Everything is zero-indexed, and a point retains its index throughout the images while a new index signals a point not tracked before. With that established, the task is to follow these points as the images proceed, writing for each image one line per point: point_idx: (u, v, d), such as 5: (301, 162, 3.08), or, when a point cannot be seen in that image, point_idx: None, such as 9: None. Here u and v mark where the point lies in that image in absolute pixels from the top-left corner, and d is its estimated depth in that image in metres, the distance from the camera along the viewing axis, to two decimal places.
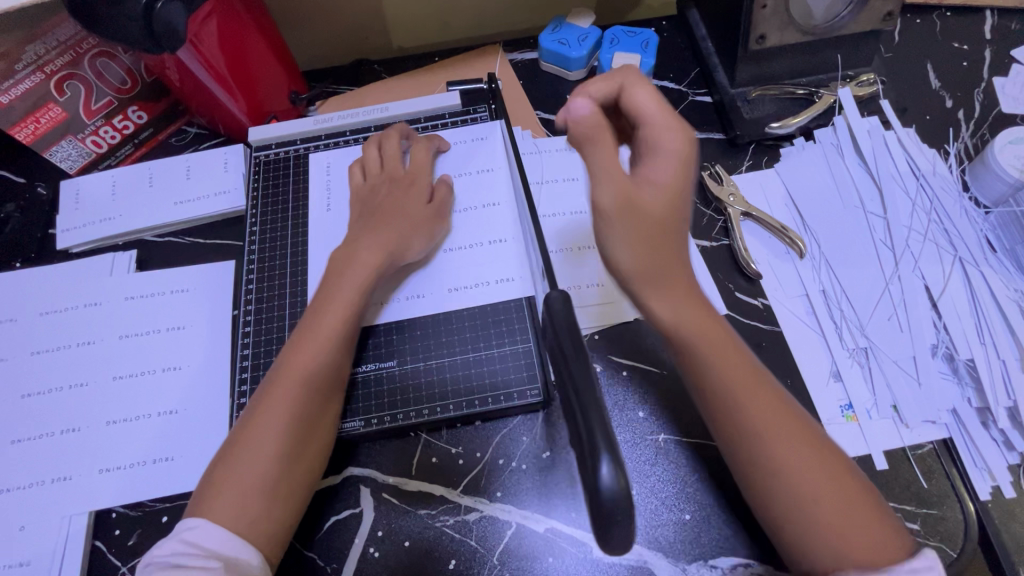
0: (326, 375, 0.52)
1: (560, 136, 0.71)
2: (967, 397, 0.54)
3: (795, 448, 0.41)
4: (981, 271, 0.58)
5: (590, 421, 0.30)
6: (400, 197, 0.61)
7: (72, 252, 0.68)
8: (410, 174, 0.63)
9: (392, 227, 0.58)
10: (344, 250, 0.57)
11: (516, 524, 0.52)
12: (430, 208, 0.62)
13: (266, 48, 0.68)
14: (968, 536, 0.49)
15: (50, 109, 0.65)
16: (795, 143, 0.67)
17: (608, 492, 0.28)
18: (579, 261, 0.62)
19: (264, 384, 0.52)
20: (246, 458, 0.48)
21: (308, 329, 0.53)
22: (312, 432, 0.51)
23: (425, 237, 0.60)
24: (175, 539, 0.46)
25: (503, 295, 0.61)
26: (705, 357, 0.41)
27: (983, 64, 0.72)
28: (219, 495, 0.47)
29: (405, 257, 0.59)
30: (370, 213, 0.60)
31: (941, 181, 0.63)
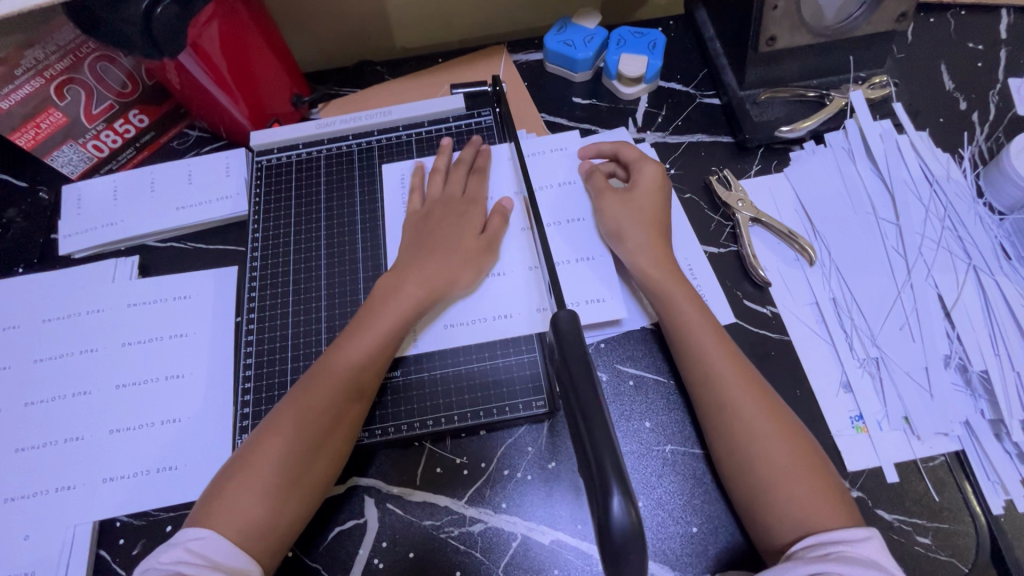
0: (357, 389, 0.53)
1: (560, 135, 0.70)
2: (980, 410, 0.53)
3: (771, 436, 0.48)
4: (996, 280, 0.56)
5: (598, 451, 0.31)
6: (452, 227, 0.62)
7: (74, 257, 0.68)
8: (464, 204, 0.63)
9: (441, 256, 0.59)
10: (393, 276, 0.59)
11: (521, 536, 0.52)
12: (481, 240, 0.61)
13: (268, 51, 0.67)
14: (980, 550, 0.48)
15: (50, 114, 0.64)
16: (805, 147, 0.66)
17: (619, 527, 0.29)
18: (581, 268, 0.61)
19: (288, 397, 0.53)
20: (259, 469, 0.49)
21: (344, 345, 0.54)
22: (328, 445, 0.51)
23: (474, 269, 0.60)
24: (179, 547, 0.46)
25: (503, 324, 0.59)
26: (698, 353, 0.53)
27: (998, 65, 0.71)
28: (227, 505, 0.48)
29: (450, 291, 0.58)
30: (421, 238, 0.61)
31: (955, 187, 0.61)
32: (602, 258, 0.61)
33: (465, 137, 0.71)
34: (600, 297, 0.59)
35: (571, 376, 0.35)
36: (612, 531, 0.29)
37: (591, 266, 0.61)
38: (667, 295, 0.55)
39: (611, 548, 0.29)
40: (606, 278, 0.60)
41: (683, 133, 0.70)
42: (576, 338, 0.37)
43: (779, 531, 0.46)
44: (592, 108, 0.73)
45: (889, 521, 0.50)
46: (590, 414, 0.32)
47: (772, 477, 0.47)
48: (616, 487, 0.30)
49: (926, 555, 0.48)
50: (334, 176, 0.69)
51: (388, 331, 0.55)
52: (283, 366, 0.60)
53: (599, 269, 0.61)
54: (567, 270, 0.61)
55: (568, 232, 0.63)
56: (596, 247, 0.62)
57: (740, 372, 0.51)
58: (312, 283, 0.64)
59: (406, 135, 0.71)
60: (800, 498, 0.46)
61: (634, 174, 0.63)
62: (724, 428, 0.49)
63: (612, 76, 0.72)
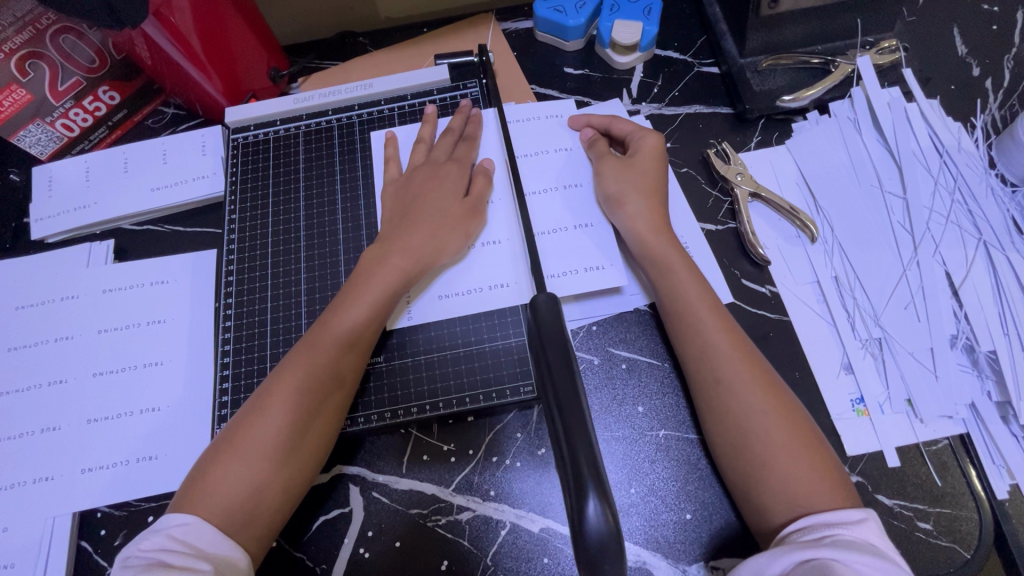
0: (345, 364, 0.51)
1: (549, 102, 0.67)
2: (987, 391, 0.51)
3: (768, 411, 0.46)
4: (1007, 255, 0.54)
5: (573, 445, 0.29)
6: (436, 194, 0.58)
7: (47, 242, 0.65)
8: (446, 166, 0.61)
9: (427, 226, 0.56)
10: (378, 247, 0.56)
11: (510, 524, 0.51)
12: (465, 203, 0.58)
13: (241, 22, 0.63)
14: (983, 535, 0.47)
15: (13, 91, 0.61)
16: (809, 117, 0.63)
17: (596, 530, 0.27)
18: (574, 241, 0.58)
19: (269, 380, 0.51)
20: (244, 451, 0.47)
21: (329, 320, 0.52)
22: (314, 425, 0.49)
23: (465, 236, 0.57)
24: (161, 534, 0.44)
25: (492, 299, 0.57)
26: (697, 333, 0.50)
27: (1014, 27, 0.67)
28: (210, 490, 0.46)
29: (438, 260, 0.56)
30: (405, 211, 0.58)
31: (966, 158, 0.58)
32: (598, 229, 0.59)
33: (451, 110, 0.67)
34: (598, 265, 0.57)
35: (548, 363, 0.33)
36: (586, 532, 0.27)
37: (589, 233, 0.59)
38: (664, 262, 0.53)
39: (587, 554, 0.27)
40: (603, 243, 0.58)
41: (680, 104, 0.66)
42: (555, 322, 0.36)
43: (775, 512, 0.44)
44: (585, 79, 0.69)
45: (890, 506, 0.48)
46: (565, 404, 0.31)
47: (769, 455, 0.45)
48: (592, 489, 0.28)
49: (926, 541, 0.47)
50: (313, 153, 0.66)
51: (373, 312, 0.53)
52: (263, 352, 0.58)
53: (597, 236, 0.58)
54: (561, 237, 0.59)
55: (564, 198, 0.61)
56: (594, 213, 0.60)
57: (737, 346, 0.49)
58: (292, 265, 0.61)
59: (388, 109, 0.68)
60: (802, 478, 0.44)
61: (634, 144, 0.60)
62: (720, 405, 0.48)
63: (606, 44, 0.68)
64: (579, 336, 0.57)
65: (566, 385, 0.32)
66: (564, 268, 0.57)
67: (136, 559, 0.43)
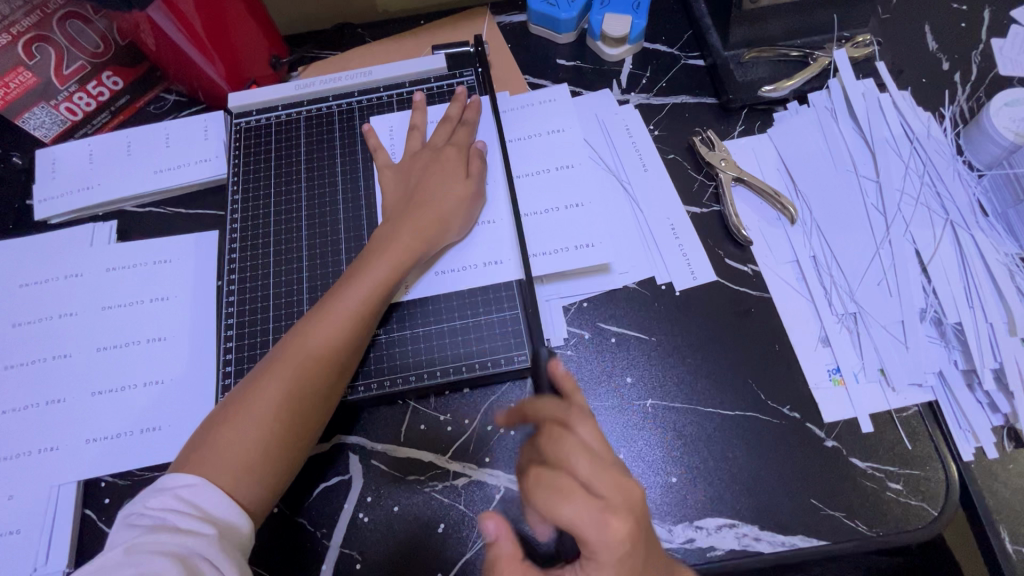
0: (342, 355, 0.52)
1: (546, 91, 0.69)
2: (954, 360, 0.54)
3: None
4: (972, 234, 0.57)
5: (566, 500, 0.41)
6: (437, 177, 0.61)
7: (50, 222, 0.67)
8: (444, 149, 0.63)
9: (433, 206, 0.59)
10: (385, 226, 0.59)
11: (504, 489, 0.53)
12: (468, 182, 0.61)
13: (244, 9, 0.65)
14: (951, 494, 0.50)
15: (19, 72, 0.63)
16: (789, 107, 0.66)
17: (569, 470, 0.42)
18: (568, 224, 0.61)
19: (279, 350, 0.52)
20: (245, 424, 0.49)
21: (340, 295, 0.54)
22: (323, 395, 0.51)
23: (466, 213, 0.60)
24: (168, 493, 0.45)
25: (487, 276, 0.59)
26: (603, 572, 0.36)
27: (981, 25, 0.71)
28: (219, 452, 0.48)
29: (444, 239, 0.59)
30: (408, 193, 0.61)
31: (935, 144, 0.62)
32: (588, 210, 0.61)
33: (447, 97, 0.69)
34: (589, 243, 0.59)
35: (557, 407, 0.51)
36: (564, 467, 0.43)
37: (582, 213, 0.61)
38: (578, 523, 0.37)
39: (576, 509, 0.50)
40: (596, 225, 0.60)
41: (667, 94, 0.69)
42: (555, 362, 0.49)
43: None
44: (577, 70, 0.72)
45: (863, 468, 0.51)
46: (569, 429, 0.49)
47: None
48: None
49: (896, 500, 0.50)
50: (314, 138, 0.68)
51: (382, 288, 0.55)
52: (266, 326, 0.59)
53: (590, 215, 0.61)
54: (553, 218, 0.61)
55: (554, 179, 0.63)
56: (585, 194, 0.62)
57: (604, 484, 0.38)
58: (294, 244, 0.63)
59: (387, 95, 0.70)
60: None
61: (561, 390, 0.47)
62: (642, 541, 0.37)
63: (597, 37, 0.71)
64: (571, 312, 0.59)
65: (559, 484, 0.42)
66: (556, 246, 0.60)
67: (143, 517, 0.44)
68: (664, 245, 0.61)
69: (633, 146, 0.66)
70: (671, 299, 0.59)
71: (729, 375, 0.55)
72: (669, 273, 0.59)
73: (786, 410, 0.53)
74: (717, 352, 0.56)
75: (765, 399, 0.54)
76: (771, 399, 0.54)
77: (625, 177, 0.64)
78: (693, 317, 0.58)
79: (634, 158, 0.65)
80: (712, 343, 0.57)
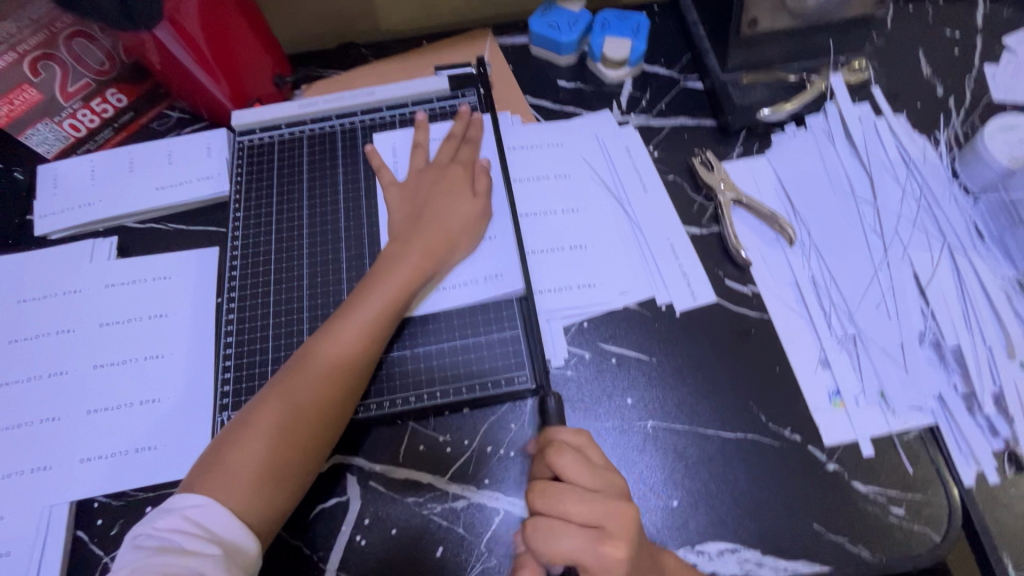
0: (347, 377, 0.52)
1: (550, 127, 0.70)
2: (954, 383, 0.54)
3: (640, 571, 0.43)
4: (969, 257, 0.58)
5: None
6: (443, 199, 0.61)
7: (50, 238, 0.66)
8: (451, 168, 0.64)
9: (439, 227, 0.59)
10: (392, 247, 0.59)
11: (504, 511, 0.52)
12: (477, 201, 0.62)
13: (248, 28, 0.66)
14: (952, 519, 0.50)
15: (25, 90, 0.63)
16: (787, 129, 0.67)
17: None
18: (570, 259, 0.62)
19: (287, 370, 0.52)
20: (249, 441, 0.48)
21: (349, 314, 0.54)
22: (331, 414, 0.51)
23: (470, 234, 0.60)
24: (175, 514, 0.45)
25: (486, 297, 0.59)
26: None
27: (974, 51, 0.72)
28: (225, 475, 0.47)
29: (451, 256, 0.59)
30: (417, 213, 0.61)
31: (931, 169, 0.62)
32: (592, 250, 0.62)
33: (450, 117, 0.70)
34: (591, 282, 0.60)
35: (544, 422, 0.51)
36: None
37: (585, 254, 0.62)
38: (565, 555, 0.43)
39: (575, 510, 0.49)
40: (598, 261, 0.61)
41: (667, 115, 0.70)
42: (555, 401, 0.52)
43: None
44: (577, 91, 0.73)
45: (864, 492, 0.51)
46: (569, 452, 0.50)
47: None
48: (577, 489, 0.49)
49: (898, 525, 0.50)
50: (316, 156, 0.69)
51: (391, 305, 0.55)
52: (265, 344, 0.59)
53: (593, 256, 0.61)
54: (557, 257, 0.62)
55: (557, 221, 0.63)
56: (588, 234, 0.63)
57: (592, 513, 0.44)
58: (295, 261, 0.63)
59: (390, 115, 0.71)
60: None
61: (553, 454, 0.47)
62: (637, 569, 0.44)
63: (597, 59, 0.72)
64: (572, 332, 0.59)
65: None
66: (556, 284, 0.60)
67: (149, 539, 0.44)
68: (664, 265, 0.61)
69: (634, 168, 0.66)
70: (671, 320, 0.59)
71: (730, 399, 0.55)
72: (670, 294, 0.59)
73: (787, 433, 0.53)
74: (718, 373, 0.56)
75: (766, 421, 0.54)
76: (772, 422, 0.54)
77: (626, 197, 0.65)
78: (695, 339, 0.58)
79: (635, 179, 0.66)
80: (713, 365, 0.57)
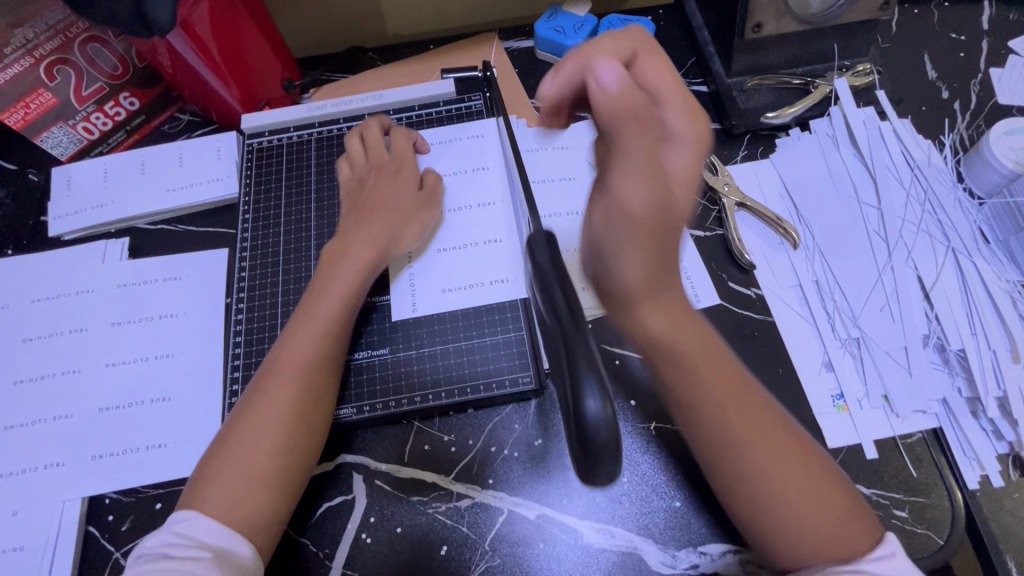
0: (319, 371, 0.52)
1: (557, 130, 0.70)
2: (958, 387, 0.54)
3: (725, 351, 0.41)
4: (973, 260, 0.58)
5: (574, 351, 0.33)
6: (386, 189, 0.62)
7: (63, 239, 0.68)
8: (393, 163, 0.64)
9: (383, 216, 0.60)
10: (335, 245, 0.59)
11: (508, 510, 0.53)
12: (419, 196, 0.63)
13: (258, 33, 0.67)
14: (956, 523, 0.50)
15: (40, 93, 0.64)
16: (790, 133, 0.67)
17: (594, 422, 0.31)
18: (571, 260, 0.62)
19: (258, 381, 0.53)
20: (234, 455, 0.49)
21: (307, 317, 0.55)
22: (309, 414, 0.51)
23: (416, 224, 0.61)
24: (166, 531, 0.46)
25: (487, 298, 0.60)
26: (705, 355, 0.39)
27: (980, 55, 0.72)
28: (214, 487, 0.48)
29: (398, 248, 0.60)
30: (361, 204, 0.62)
31: (936, 172, 0.63)
32: None
33: (456, 121, 0.71)
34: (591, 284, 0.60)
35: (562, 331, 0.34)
36: (586, 423, 0.31)
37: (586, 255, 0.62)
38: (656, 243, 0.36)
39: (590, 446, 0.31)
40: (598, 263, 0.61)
41: None
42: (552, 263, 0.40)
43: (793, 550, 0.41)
44: None
45: (868, 495, 0.51)
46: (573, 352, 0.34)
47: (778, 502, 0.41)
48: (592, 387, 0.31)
49: (902, 528, 0.50)
50: (324, 159, 0.70)
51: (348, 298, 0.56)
52: (273, 344, 0.60)
53: None
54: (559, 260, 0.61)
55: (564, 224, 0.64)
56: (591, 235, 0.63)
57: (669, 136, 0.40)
58: (302, 261, 0.64)
59: (397, 119, 0.72)
60: (801, 506, 0.41)
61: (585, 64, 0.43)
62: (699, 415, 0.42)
63: None
64: None
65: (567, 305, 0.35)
66: None
67: (145, 554, 0.45)
68: None
69: None
70: None
71: None
72: None
73: None
74: None
75: None
76: None
77: None
78: None
79: None
80: None
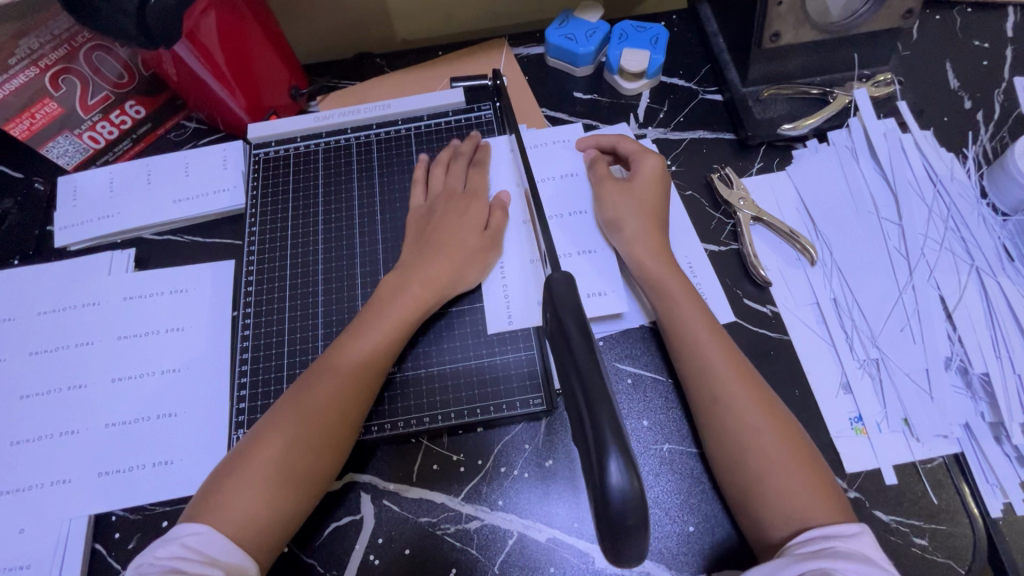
0: (356, 395, 0.52)
1: (559, 128, 0.70)
2: (980, 412, 0.52)
3: (731, 376, 0.50)
4: (998, 280, 0.56)
5: (595, 412, 0.30)
6: (457, 226, 0.60)
7: (69, 249, 0.67)
8: (466, 198, 0.63)
9: (451, 252, 0.59)
10: (396, 274, 0.58)
11: (518, 533, 0.52)
12: (485, 236, 0.61)
13: (264, 39, 0.65)
14: (977, 552, 0.49)
15: (45, 104, 0.64)
16: (808, 145, 0.66)
17: (618, 492, 0.29)
18: (579, 265, 0.61)
19: (291, 394, 0.52)
20: (253, 470, 0.48)
21: (355, 339, 0.54)
22: (336, 436, 0.51)
23: (480, 266, 0.60)
24: (175, 542, 0.45)
25: (490, 316, 0.59)
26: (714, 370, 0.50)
27: (1004, 63, 0.70)
28: (228, 502, 0.47)
29: (454, 288, 0.58)
30: (429, 232, 0.61)
31: (959, 188, 0.61)
32: (600, 256, 0.61)
33: (463, 131, 0.70)
34: (603, 290, 0.59)
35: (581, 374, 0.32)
36: (609, 495, 0.29)
37: (592, 259, 0.61)
38: (661, 285, 0.55)
39: (611, 516, 0.29)
40: (607, 270, 0.60)
41: (685, 129, 0.69)
42: (571, 295, 0.36)
43: (775, 526, 0.45)
44: (594, 103, 0.72)
45: (886, 521, 0.50)
46: (594, 399, 0.31)
47: (764, 487, 0.46)
48: (614, 453, 0.29)
49: (922, 556, 0.49)
50: (331, 170, 0.69)
51: (400, 324, 0.55)
52: (279, 361, 0.59)
53: (601, 263, 0.61)
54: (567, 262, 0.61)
55: (569, 224, 0.63)
56: (595, 240, 0.62)
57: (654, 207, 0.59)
58: (309, 275, 0.63)
59: (405, 129, 0.71)
60: (800, 504, 0.45)
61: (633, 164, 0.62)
62: (717, 424, 0.49)
63: (614, 71, 0.71)
64: None
65: (580, 340, 0.34)
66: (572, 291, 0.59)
67: (152, 566, 0.44)
68: None
69: None
70: None
71: None
72: None
73: None
74: None
75: None
76: None
77: None
78: None
79: None
80: None
